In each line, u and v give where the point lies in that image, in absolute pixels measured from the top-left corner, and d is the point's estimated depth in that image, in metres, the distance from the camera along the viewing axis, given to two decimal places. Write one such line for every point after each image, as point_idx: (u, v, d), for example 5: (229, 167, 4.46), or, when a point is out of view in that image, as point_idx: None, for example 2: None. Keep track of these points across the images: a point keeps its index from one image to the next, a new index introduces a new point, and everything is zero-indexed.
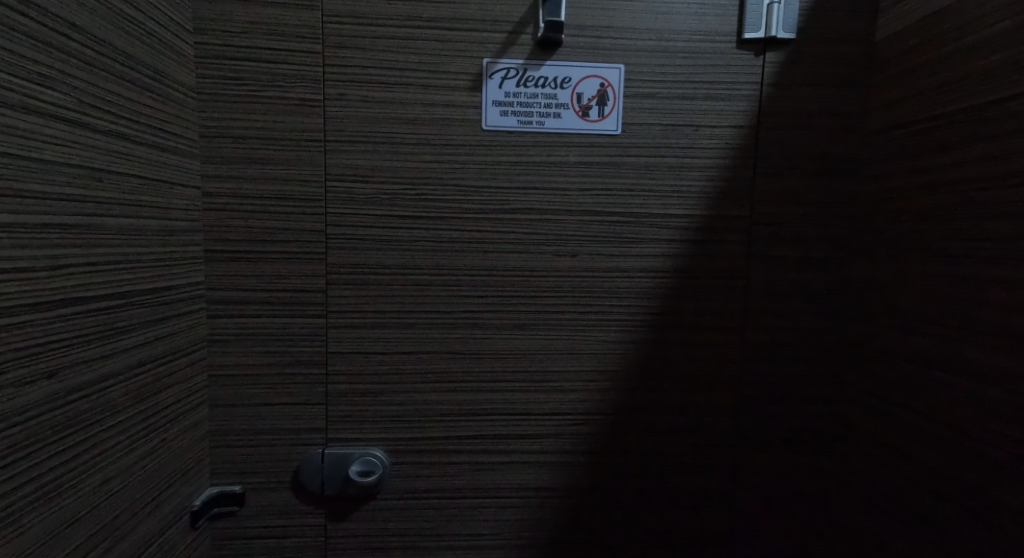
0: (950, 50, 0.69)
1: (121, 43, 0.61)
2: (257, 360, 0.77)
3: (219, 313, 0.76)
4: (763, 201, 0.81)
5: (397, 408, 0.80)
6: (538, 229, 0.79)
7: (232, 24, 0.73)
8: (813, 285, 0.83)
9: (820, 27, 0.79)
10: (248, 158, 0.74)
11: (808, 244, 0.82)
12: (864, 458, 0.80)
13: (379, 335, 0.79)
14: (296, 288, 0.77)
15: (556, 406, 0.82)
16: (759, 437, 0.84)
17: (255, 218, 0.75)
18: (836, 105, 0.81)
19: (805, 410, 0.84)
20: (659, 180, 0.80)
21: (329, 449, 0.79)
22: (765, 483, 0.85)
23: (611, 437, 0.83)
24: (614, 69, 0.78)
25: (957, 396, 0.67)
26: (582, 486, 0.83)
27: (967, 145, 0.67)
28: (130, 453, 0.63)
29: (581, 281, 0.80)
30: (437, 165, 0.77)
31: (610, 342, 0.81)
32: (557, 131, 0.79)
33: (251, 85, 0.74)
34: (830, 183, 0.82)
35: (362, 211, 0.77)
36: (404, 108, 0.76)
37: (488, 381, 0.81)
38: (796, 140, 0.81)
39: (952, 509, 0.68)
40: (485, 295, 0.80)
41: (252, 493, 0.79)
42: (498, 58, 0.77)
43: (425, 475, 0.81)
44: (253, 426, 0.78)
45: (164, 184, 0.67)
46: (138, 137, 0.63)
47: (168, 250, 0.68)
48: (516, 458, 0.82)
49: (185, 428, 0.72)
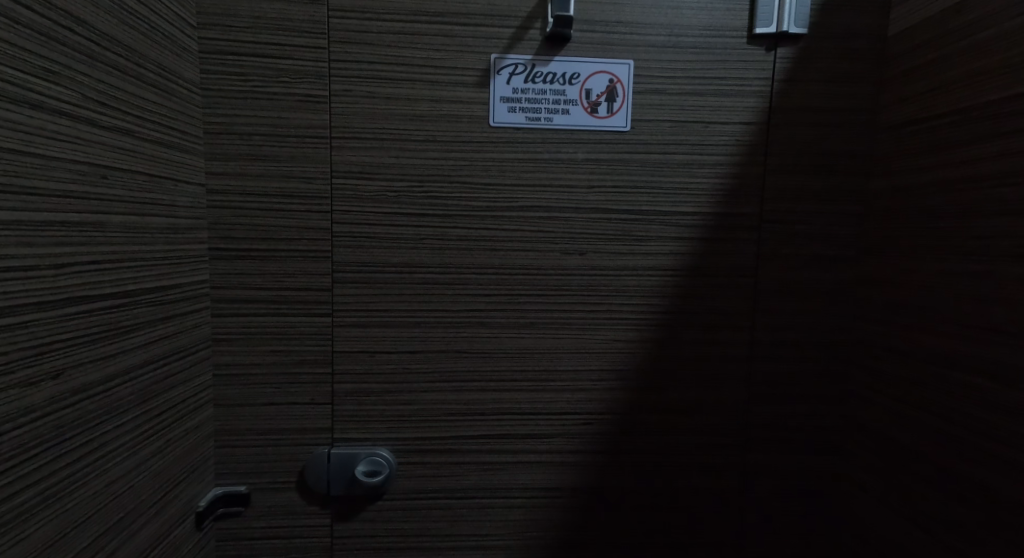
0: (963, 45, 0.68)
1: (124, 36, 0.60)
2: (262, 359, 0.76)
3: (224, 312, 0.75)
4: (774, 199, 0.80)
5: (404, 407, 0.79)
6: (547, 227, 0.78)
7: (236, 17, 0.72)
8: (823, 284, 0.82)
9: (830, 22, 0.78)
10: (253, 154, 0.74)
11: (818, 242, 0.81)
12: (873, 456, 0.79)
13: (385, 335, 0.78)
14: (302, 286, 0.76)
15: (563, 406, 0.81)
16: (768, 436, 0.84)
17: (259, 216, 0.74)
18: (847, 101, 0.80)
19: (814, 409, 0.84)
20: (669, 177, 0.79)
21: (335, 449, 0.78)
22: (773, 482, 0.84)
23: (619, 436, 0.82)
24: (624, 64, 0.77)
25: (968, 395, 0.67)
26: (590, 486, 0.82)
27: (981, 142, 0.66)
28: (136, 454, 0.62)
29: (589, 280, 0.80)
30: (443, 163, 0.76)
31: (618, 341, 0.81)
32: (566, 128, 0.78)
33: (256, 80, 0.73)
34: (840, 180, 0.81)
35: (367, 209, 0.76)
36: (409, 104, 0.75)
37: (495, 380, 0.80)
38: (807, 136, 0.80)
39: (961, 508, 0.67)
40: (493, 294, 0.79)
41: (257, 493, 0.78)
42: (505, 54, 0.76)
43: (432, 475, 0.80)
44: (257, 426, 0.77)
45: (168, 181, 0.66)
46: (142, 134, 0.62)
47: (172, 248, 0.67)
48: (524, 457, 0.81)
49: (190, 428, 0.72)
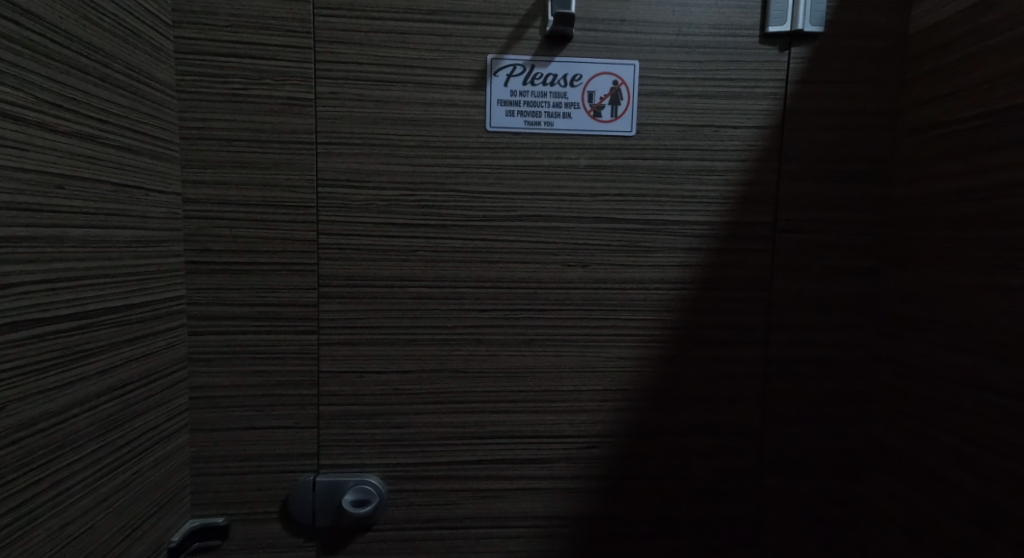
0: (996, 42, 0.63)
1: (85, 34, 0.55)
2: (243, 380, 0.71)
3: (202, 330, 0.70)
4: (789, 207, 0.76)
5: (395, 430, 0.74)
6: (548, 238, 0.74)
7: (215, 14, 0.67)
8: (841, 297, 0.77)
9: (848, 20, 0.74)
10: (233, 161, 0.69)
11: (836, 253, 0.76)
12: (897, 481, 0.74)
13: (374, 353, 0.73)
14: (286, 302, 0.71)
15: (566, 428, 0.76)
16: (785, 459, 0.78)
17: (239, 227, 0.69)
18: (866, 103, 0.75)
19: (832, 430, 0.78)
20: (677, 185, 0.74)
21: (321, 476, 0.73)
22: (791, 508, 0.79)
23: (625, 461, 0.77)
24: (629, 65, 0.73)
25: (999, 417, 0.62)
26: (595, 514, 0.77)
27: (1017, 145, 0.60)
28: (96, 491, 0.57)
29: (592, 294, 0.75)
30: (437, 171, 0.72)
31: (622, 358, 0.76)
32: (567, 132, 0.73)
33: (237, 83, 0.68)
34: (859, 187, 0.76)
35: (356, 219, 0.71)
36: (400, 107, 0.71)
37: (493, 402, 0.75)
38: (822, 139, 0.75)
39: (992, 539, 0.62)
40: (490, 309, 0.74)
41: (237, 524, 0.73)
42: (502, 55, 0.71)
43: (424, 503, 0.75)
44: (237, 452, 0.72)
45: (137, 191, 0.61)
46: (107, 138, 0.57)
47: (141, 263, 0.62)
48: (524, 484, 0.76)
49: (163, 458, 0.66)
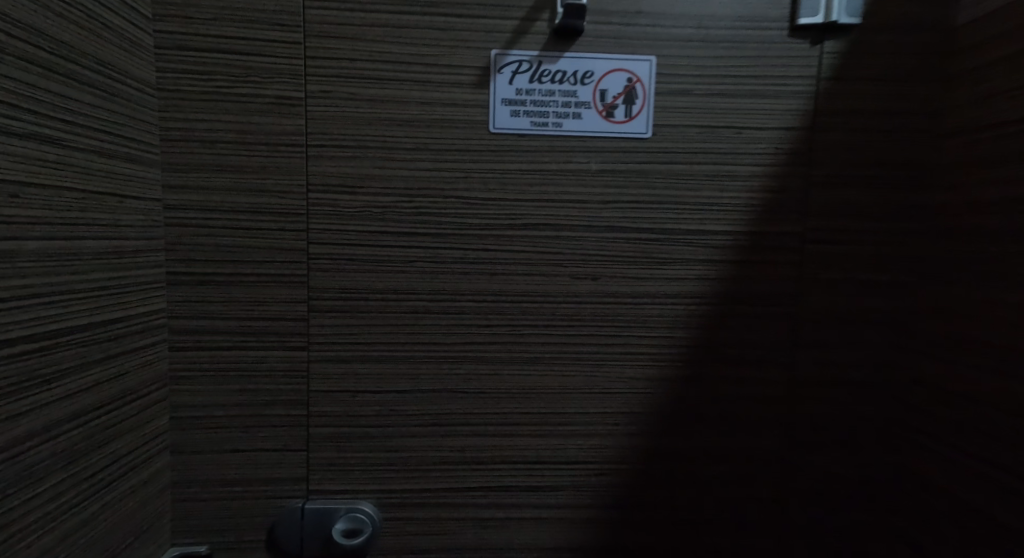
0: None
1: (47, 26, 0.50)
2: (228, 399, 0.66)
3: (183, 345, 0.65)
4: (818, 215, 0.69)
5: (390, 454, 0.69)
6: (556, 248, 0.68)
7: (197, 8, 0.63)
8: (874, 313, 0.70)
9: (886, 10, 0.67)
10: (216, 165, 0.64)
11: (868, 265, 0.70)
12: (930, 515, 0.68)
13: (367, 371, 0.68)
14: (273, 316, 0.66)
15: (573, 452, 0.70)
16: (807, 488, 0.72)
17: (223, 236, 0.65)
18: (904, 102, 0.68)
19: (859, 457, 0.72)
20: (696, 190, 0.68)
21: (310, 503, 0.68)
22: (813, 542, 0.73)
23: (636, 488, 0.71)
24: (644, 61, 0.67)
25: None
26: (604, 545, 0.72)
27: None
28: (58, 525, 0.52)
29: (602, 309, 0.69)
30: (435, 176, 0.66)
31: (635, 378, 0.70)
32: (577, 134, 0.67)
33: (221, 81, 0.63)
34: (895, 194, 0.69)
35: (348, 228, 0.66)
36: (396, 106, 0.65)
37: (495, 424, 0.69)
38: (856, 141, 0.69)
39: None
40: (493, 325, 0.68)
41: (221, 553, 0.68)
42: (507, 50, 0.66)
43: (420, 532, 0.70)
44: (222, 476, 0.67)
45: (109, 198, 0.57)
46: (72, 142, 0.53)
47: (113, 276, 0.58)
48: (527, 512, 0.71)
49: (140, 484, 0.62)
